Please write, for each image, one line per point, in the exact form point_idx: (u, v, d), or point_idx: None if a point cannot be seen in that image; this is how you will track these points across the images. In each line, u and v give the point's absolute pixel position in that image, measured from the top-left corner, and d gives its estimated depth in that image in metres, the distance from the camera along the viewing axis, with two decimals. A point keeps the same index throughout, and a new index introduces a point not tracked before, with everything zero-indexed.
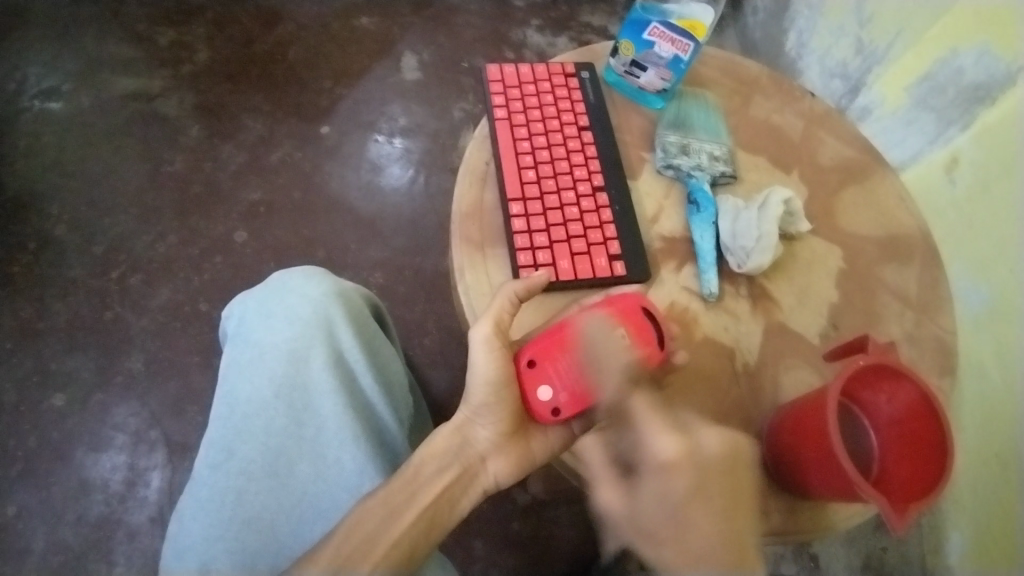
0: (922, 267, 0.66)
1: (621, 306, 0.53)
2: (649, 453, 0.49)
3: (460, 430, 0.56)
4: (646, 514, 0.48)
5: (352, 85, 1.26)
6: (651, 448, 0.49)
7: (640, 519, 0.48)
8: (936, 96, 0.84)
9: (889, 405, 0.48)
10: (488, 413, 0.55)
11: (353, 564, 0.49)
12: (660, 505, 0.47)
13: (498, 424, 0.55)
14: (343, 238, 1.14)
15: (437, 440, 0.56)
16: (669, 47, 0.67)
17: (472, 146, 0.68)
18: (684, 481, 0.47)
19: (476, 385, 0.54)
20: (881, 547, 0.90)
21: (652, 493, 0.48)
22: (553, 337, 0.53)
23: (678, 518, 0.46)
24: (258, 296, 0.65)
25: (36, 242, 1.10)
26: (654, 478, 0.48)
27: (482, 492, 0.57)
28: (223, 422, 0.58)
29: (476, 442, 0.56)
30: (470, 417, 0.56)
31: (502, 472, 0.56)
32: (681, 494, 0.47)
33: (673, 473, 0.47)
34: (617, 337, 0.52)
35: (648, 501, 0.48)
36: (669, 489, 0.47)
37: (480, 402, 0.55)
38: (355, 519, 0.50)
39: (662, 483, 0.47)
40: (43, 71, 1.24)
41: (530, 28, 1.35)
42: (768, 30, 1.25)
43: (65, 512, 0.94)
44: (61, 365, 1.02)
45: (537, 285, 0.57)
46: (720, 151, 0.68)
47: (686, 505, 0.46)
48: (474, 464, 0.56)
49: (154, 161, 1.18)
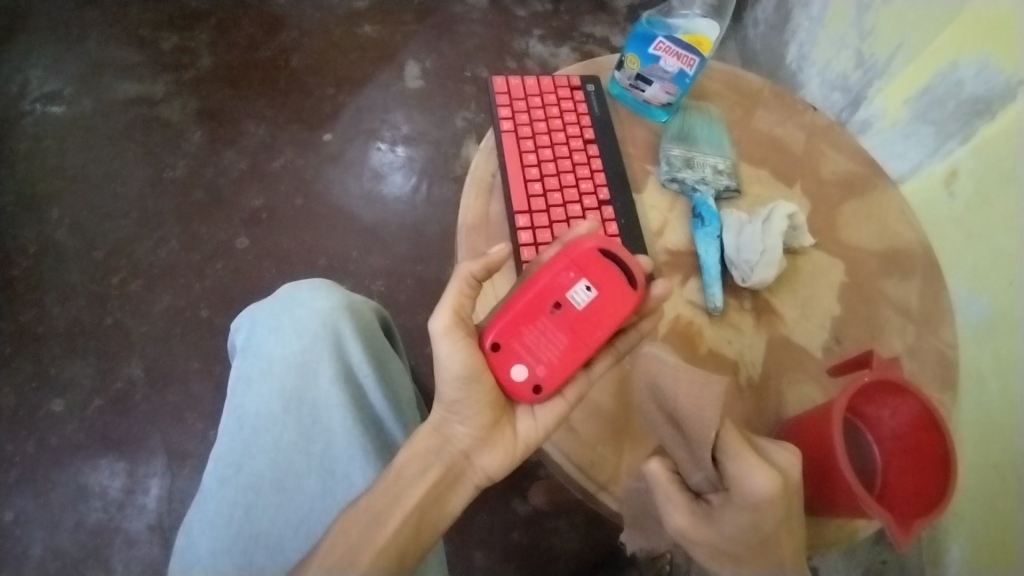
0: (923, 281, 0.66)
1: (576, 260, 0.53)
2: (744, 488, 0.40)
3: (438, 430, 0.55)
4: (731, 541, 0.41)
5: (354, 92, 1.27)
6: (747, 485, 0.40)
7: (726, 546, 0.42)
8: (936, 109, 0.85)
9: (892, 419, 0.49)
10: (464, 410, 0.54)
11: (345, 566, 0.49)
12: (750, 537, 0.41)
13: (476, 418, 0.54)
14: (346, 245, 1.14)
15: (414, 442, 0.54)
16: (675, 61, 0.67)
17: (478, 159, 0.69)
18: (779, 512, 0.40)
19: (446, 381, 0.53)
20: (882, 560, 0.88)
21: (740, 522, 0.41)
22: (513, 313, 0.53)
23: (764, 545, 0.41)
24: (267, 308, 0.64)
25: (36, 246, 1.10)
26: (742, 511, 0.41)
27: (473, 488, 0.56)
28: (232, 435, 0.58)
29: (457, 440, 0.55)
30: (446, 416, 0.55)
31: (490, 465, 0.55)
32: (773, 527, 0.40)
33: (766, 510, 0.40)
34: (583, 290, 0.53)
35: (736, 533, 0.41)
36: (761, 522, 0.40)
37: (452, 399, 0.53)
38: (340, 528, 0.50)
39: (752, 517, 0.40)
40: (44, 75, 1.23)
41: (533, 37, 1.36)
42: (769, 41, 1.25)
43: (62, 519, 0.93)
44: (60, 370, 1.02)
45: (495, 260, 0.53)
46: (724, 165, 0.68)
47: (777, 534, 0.40)
48: (461, 462, 0.55)
49: (156, 166, 1.18)
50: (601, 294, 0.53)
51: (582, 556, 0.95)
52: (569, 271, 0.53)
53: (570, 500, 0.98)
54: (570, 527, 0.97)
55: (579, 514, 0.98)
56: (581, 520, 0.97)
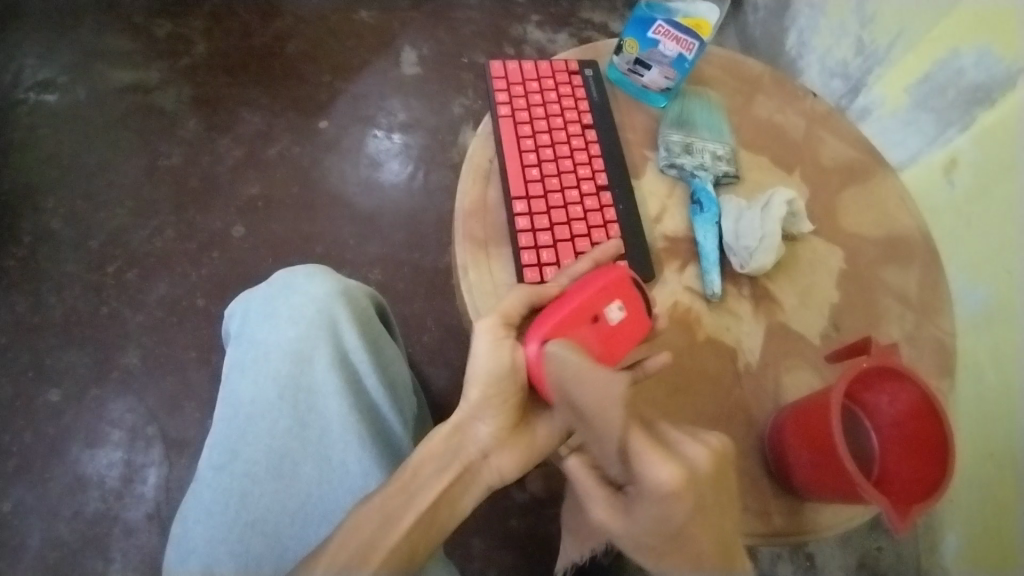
0: (922, 268, 0.66)
1: (612, 277, 0.54)
2: (647, 480, 0.40)
3: (460, 428, 0.53)
4: (646, 533, 0.41)
5: (351, 79, 1.26)
6: (649, 477, 0.39)
7: (642, 537, 0.41)
8: (935, 97, 0.85)
9: (891, 406, 0.48)
10: (488, 410, 0.52)
11: (358, 565, 0.48)
12: (663, 530, 0.40)
13: (499, 419, 0.52)
14: (343, 233, 1.13)
15: (434, 439, 0.52)
16: (673, 46, 0.67)
17: (475, 144, 0.68)
18: (689, 505, 0.39)
19: (476, 378, 0.52)
20: (876, 547, 0.90)
21: (651, 517, 0.40)
22: (559, 317, 0.52)
23: (680, 536, 0.41)
24: (262, 295, 0.64)
25: (32, 236, 1.09)
26: (651, 505, 0.40)
27: (486, 489, 0.53)
28: (227, 423, 0.58)
29: (476, 441, 0.53)
30: (469, 414, 0.52)
31: (506, 467, 0.53)
32: (683, 521, 0.40)
33: (672, 503, 0.39)
34: (616, 308, 0.53)
35: (648, 525, 0.41)
36: (670, 516, 0.39)
37: (480, 398, 0.52)
38: (349, 526, 0.49)
39: (662, 510, 0.40)
40: (39, 62, 1.22)
41: (531, 24, 1.35)
42: (768, 28, 1.24)
43: (60, 508, 0.93)
44: (56, 360, 1.01)
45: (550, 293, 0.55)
46: (723, 151, 0.68)
47: (690, 526, 0.40)
48: (474, 462, 0.53)
49: (151, 154, 1.17)
50: (629, 315, 0.53)
51: None
52: (606, 288, 0.53)
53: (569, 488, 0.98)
54: None
55: None
56: None
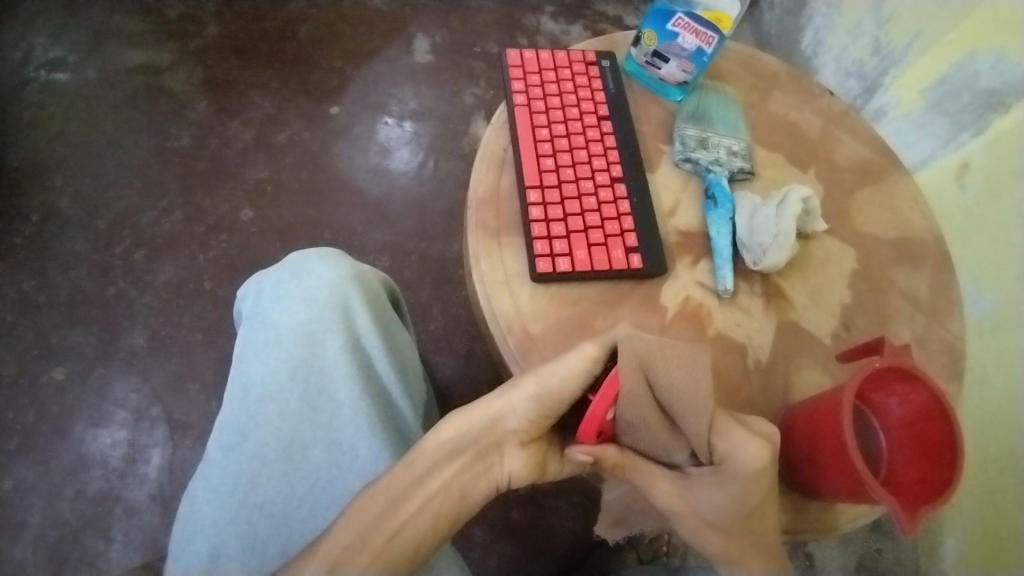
0: (933, 270, 0.66)
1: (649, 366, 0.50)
2: (735, 462, 0.44)
3: (495, 415, 0.49)
4: (712, 514, 0.46)
5: (362, 65, 1.25)
6: (737, 459, 0.44)
7: (707, 516, 0.46)
8: (950, 100, 0.84)
9: (900, 407, 0.48)
10: (534, 409, 0.49)
11: (345, 564, 0.45)
12: (736, 515, 0.45)
13: (539, 422, 0.49)
14: (351, 220, 1.13)
15: (460, 421, 0.49)
16: (692, 39, 0.67)
17: (490, 133, 0.68)
18: (761, 490, 0.44)
19: (553, 384, 0.48)
20: (875, 548, 0.89)
21: (731, 498, 0.45)
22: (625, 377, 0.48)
23: (746, 520, 0.45)
24: (275, 276, 0.64)
25: (39, 214, 1.09)
26: (735, 487, 0.44)
27: (494, 484, 0.50)
28: (238, 403, 0.57)
29: (504, 432, 0.50)
30: (510, 404, 0.49)
31: (518, 468, 0.49)
32: (757, 501, 0.45)
33: (755, 483, 0.44)
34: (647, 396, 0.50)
35: (724, 507, 0.45)
36: (749, 496, 0.44)
37: (534, 396, 0.49)
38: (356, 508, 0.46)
39: (742, 491, 0.44)
40: (49, 41, 1.22)
41: (544, 15, 1.34)
42: (784, 25, 1.24)
43: (63, 487, 0.93)
44: (62, 338, 1.01)
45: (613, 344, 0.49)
46: (738, 146, 0.67)
47: (759, 507, 0.45)
48: (493, 451, 0.50)
49: (161, 135, 1.16)
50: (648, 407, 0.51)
51: (581, 537, 0.96)
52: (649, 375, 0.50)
53: (570, 481, 0.99)
54: (570, 507, 0.97)
55: (580, 495, 0.98)
56: (581, 502, 0.98)
